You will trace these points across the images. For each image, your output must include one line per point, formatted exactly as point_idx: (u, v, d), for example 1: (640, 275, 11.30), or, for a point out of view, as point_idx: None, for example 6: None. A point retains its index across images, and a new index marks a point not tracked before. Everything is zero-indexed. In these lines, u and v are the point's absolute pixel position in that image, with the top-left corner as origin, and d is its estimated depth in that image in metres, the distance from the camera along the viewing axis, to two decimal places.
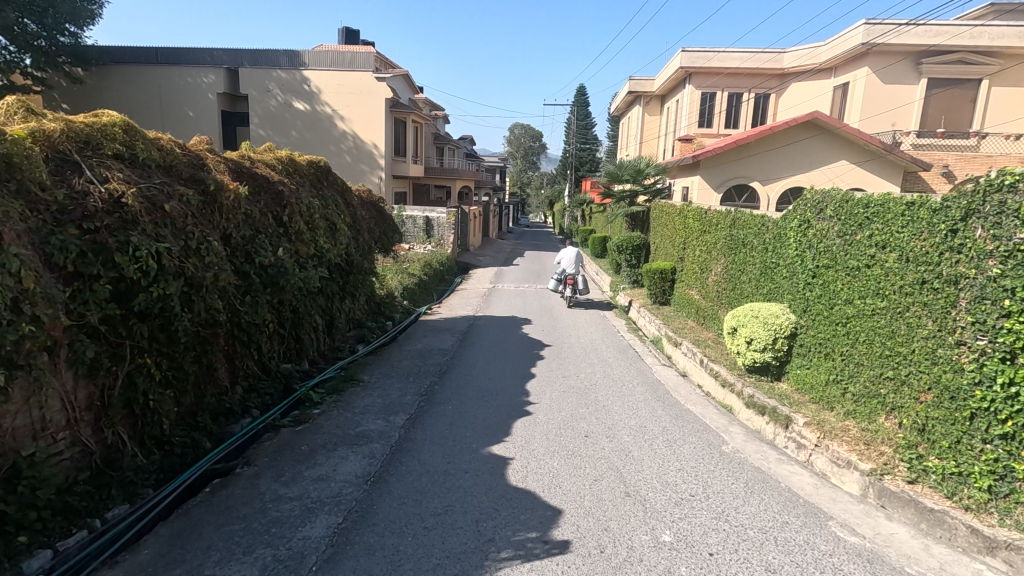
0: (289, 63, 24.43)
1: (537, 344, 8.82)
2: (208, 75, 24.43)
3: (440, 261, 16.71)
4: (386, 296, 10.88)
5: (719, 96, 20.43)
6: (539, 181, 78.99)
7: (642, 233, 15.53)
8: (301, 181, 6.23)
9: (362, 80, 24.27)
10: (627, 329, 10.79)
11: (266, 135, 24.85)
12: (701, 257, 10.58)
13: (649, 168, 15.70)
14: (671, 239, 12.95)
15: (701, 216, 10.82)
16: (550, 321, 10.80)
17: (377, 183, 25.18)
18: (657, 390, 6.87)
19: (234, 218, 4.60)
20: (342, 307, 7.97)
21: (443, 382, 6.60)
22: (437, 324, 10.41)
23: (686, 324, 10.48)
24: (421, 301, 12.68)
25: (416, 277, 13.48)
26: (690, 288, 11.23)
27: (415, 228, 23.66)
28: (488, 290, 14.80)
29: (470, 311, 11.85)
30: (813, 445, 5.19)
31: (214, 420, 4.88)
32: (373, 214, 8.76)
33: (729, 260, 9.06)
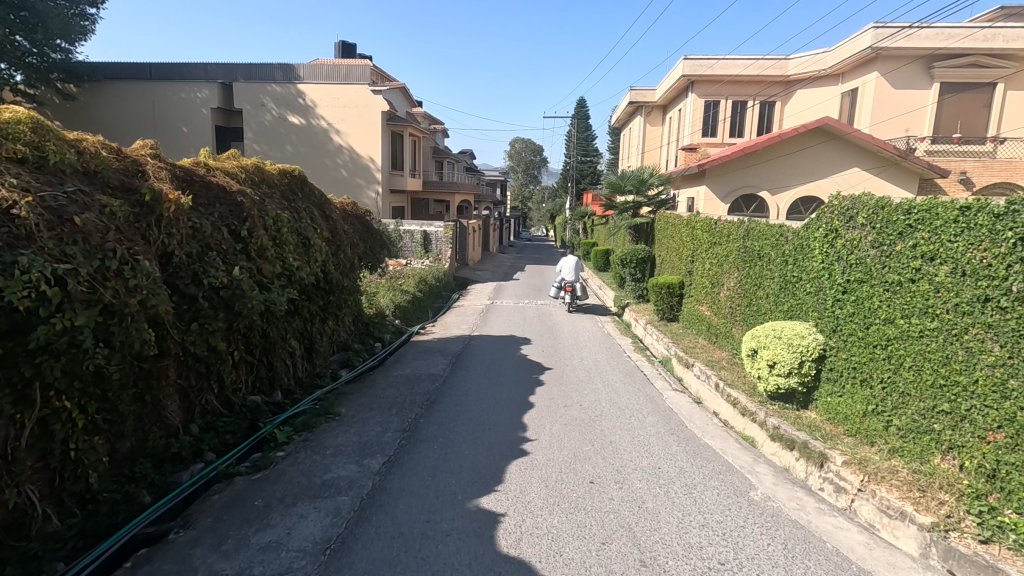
0: (284, 76, 24.03)
1: (536, 368, 8.09)
2: (202, 90, 24.09)
3: (437, 276, 16.08)
4: (375, 317, 10.20)
5: (723, 104, 19.91)
6: (540, 195, 78.61)
7: (647, 245, 14.87)
8: (269, 191, 5.59)
9: (358, 93, 23.85)
10: (634, 349, 10.09)
11: (261, 150, 24.43)
12: (711, 271, 9.91)
13: (653, 178, 15.04)
14: (678, 252, 12.26)
15: (711, 227, 10.15)
16: (550, 341, 10.09)
17: (374, 197, 24.64)
18: (670, 420, 6.13)
19: (179, 233, 3.97)
20: (322, 329, 7.29)
21: (430, 414, 5.87)
22: (430, 346, 9.70)
23: (698, 343, 9.77)
24: (415, 320, 12.00)
25: (410, 294, 12.82)
26: (700, 303, 10.52)
27: (413, 243, 23.06)
28: (486, 307, 14.12)
29: (466, 330, 11.17)
30: (856, 490, 4.46)
31: (157, 469, 4.17)
32: (358, 226, 8.14)
33: (744, 273, 8.38)
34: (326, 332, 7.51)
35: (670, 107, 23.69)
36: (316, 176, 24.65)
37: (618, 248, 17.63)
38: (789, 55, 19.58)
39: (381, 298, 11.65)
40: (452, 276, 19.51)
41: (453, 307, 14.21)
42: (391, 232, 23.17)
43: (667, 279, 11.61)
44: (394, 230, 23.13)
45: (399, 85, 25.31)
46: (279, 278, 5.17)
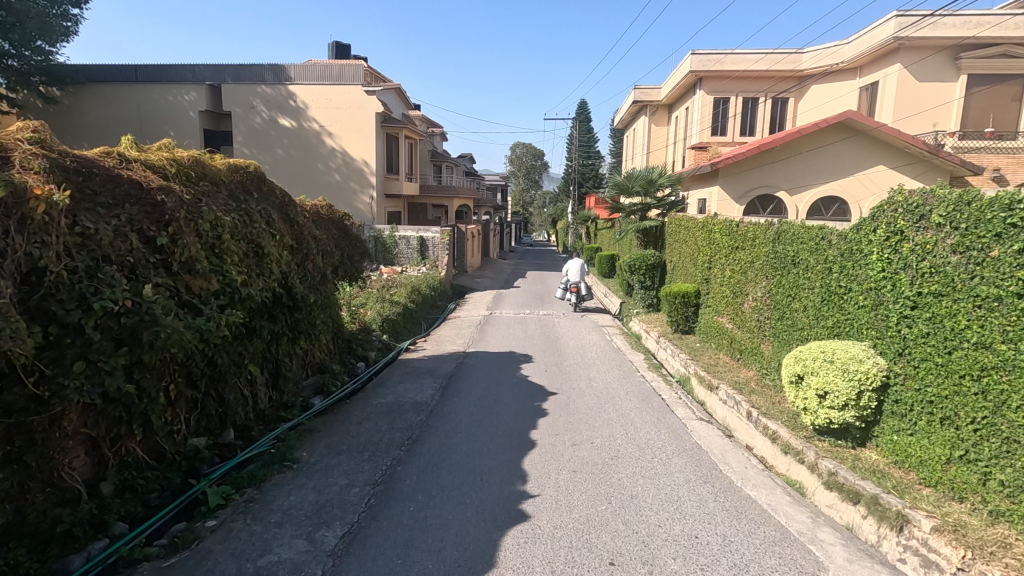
0: (274, 77, 23.14)
1: (539, 393, 7.06)
2: (190, 92, 23.23)
3: (432, 284, 15.09)
4: (358, 333, 9.17)
5: (733, 101, 18.93)
6: (541, 199, 77.66)
7: (656, 250, 13.87)
8: (213, 190, 4.61)
9: (351, 94, 22.95)
10: (648, 365, 9.06)
11: (251, 154, 23.55)
12: (733, 279, 8.90)
13: (662, 178, 14.02)
14: (693, 258, 11.25)
15: (732, 230, 9.13)
16: (554, 358, 9.06)
17: (368, 202, 23.68)
18: (699, 461, 5.09)
19: (58, 242, 2.99)
20: (291, 352, 6.29)
21: (409, 459, 4.84)
22: (419, 365, 8.68)
23: (719, 360, 8.75)
24: (405, 334, 10.99)
25: (401, 305, 11.83)
26: (721, 314, 9.49)
27: (409, 249, 22.10)
28: (484, 318, 13.11)
29: (461, 345, 10.16)
30: (955, 569, 3.43)
31: (35, 555, 3.15)
32: (335, 232, 7.14)
33: (775, 283, 7.36)
34: (296, 355, 6.51)
35: (676, 105, 22.71)
36: (308, 180, 23.71)
37: (624, 253, 16.65)
38: (803, 49, 18.59)
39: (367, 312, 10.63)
40: (449, 284, 18.53)
41: (449, 319, 13.21)
42: (386, 238, 22.20)
43: (681, 288, 10.61)
44: (390, 236, 22.16)
45: (395, 86, 24.36)
46: (219, 296, 4.19)
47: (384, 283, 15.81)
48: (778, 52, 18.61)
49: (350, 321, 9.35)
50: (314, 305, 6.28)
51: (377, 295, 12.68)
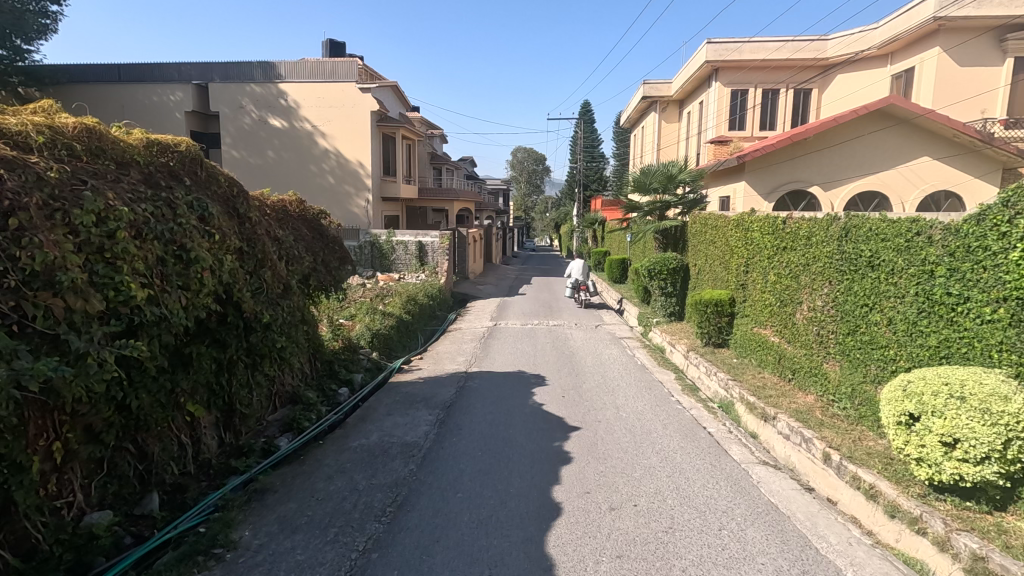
0: (264, 76, 21.97)
1: (557, 428, 5.73)
2: (176, 92, 22.05)
3: (431, 293, 13.80)
4: (340, 352, 7.82)
5: (752, 93, 17.66)
6: (543, 204, 76.43)
7: (678, 253, 12.57)
8: (113, 172, 3.35)
9: (345, 92, 21.74)
10: (681, 386, 7.72)
11: (240, 157, 22.36)
12: (781, 284, 7.60)
13: (683, 173, 12.72)
14: (724, 261, 9.93)
15: (777, 229, 7.82)
16: (571, 379, 7.72)
17: (364, 206, 22.44)
18: (784, 535, 3.75)
19: None
20: (245, 384, 4.98)
21: (390, 541, 3.52)
22: (413, 389, 7.34)
23: (766, 380, 7.43)
24: (397, 351, 9.64)
25: (395, 316, 10.54)
26: (764, 326, 8.18)
27: (407, 255, 20.85)
28: (488, 330, 11.82)
29: (462, 363, 8.86)
30: None
31: None
32: (306, 235, 5.85)
33: (845, 289, 6.04)
34: (255, 386, 5.19)
35: (689, 100, 21.45)
36: (300, 183, 22.49)
37: (640, 257, 15.33)
38: (827, 35, 17.29)
39: (353, 328, 9.30)
40: (450, 292, 17.23)
41: (448, 331, 11.90)
42: (382, 243, 20.96)
43: (712, 295, 9.30)
44: (387, 241, 20.91)
45: (391, 83, 23.12)
46: (108, 320, 2.92)
47: (378, 292, 14.54)
48: (800, 39, 17.32)
49: (332, 339, 8.01)
50: (279, 326, 4.97)
51: (368, 306, 11.39)
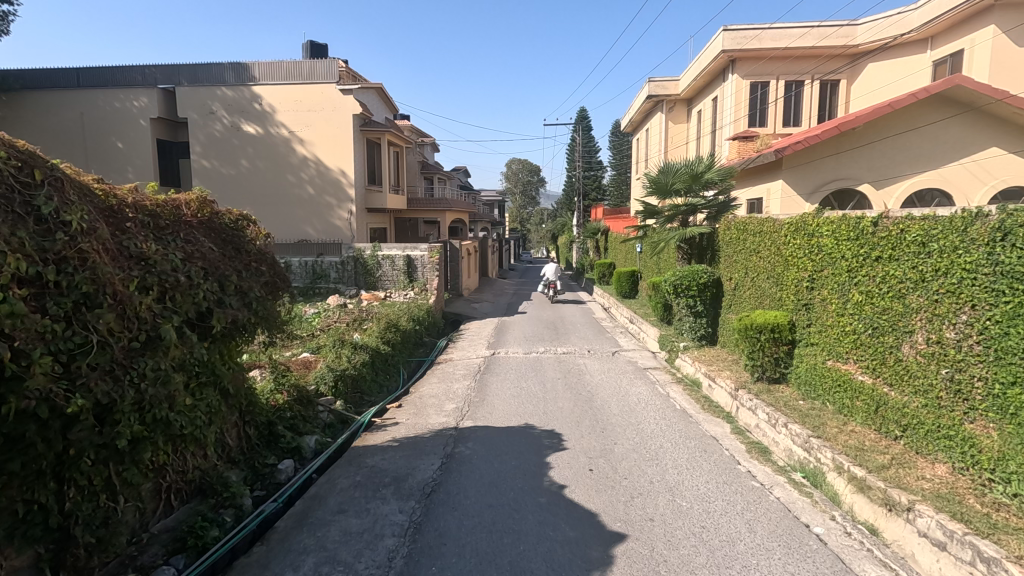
0: (235, 78, 20.11)
1: (591, 538, 3.78)
2: (140, 97, 20.22)
3: (417, 315, 11.86)
4: (283, 410, 5.76)
5: (774, 85, 15.98)
6: (539, 215, 74.93)
7: (709, 264, 10.71)
8: None
9: (325, 95, 19.91)
10: (745, 445, 5.73)
11: (211, 167, 20.49)
12: (875, 305, 5.72)
13: (710, 172, 10.85)
14: (775, 275, 8.05)
15: (866, 234, 5.93)
16: (597, 438, 5.75)
17: (346, 218, 20.53)
18: None
19: None
20: (91, 496, 3.03)
21: None
22: (380, 459, 5.34)
23: (862, 437, 5.50)
24: (367, 396, 7.60)
25: (370, 348, 8.58)
26: (846, 360, 6.27)
27: (394, 271, 18.98)
28: (484, 361, 9.86)
29: (453, 411, 6.88)
30: None
31: None
32: (210, 251, 3.89)
33: (1000, 315, 4.18)
34: (114, 495, 3.19)
35: (700, 97, 19.79)
36: (276, 195, 20.59)
37: (660, 271, 13.48)
38: (856, 20, 15.58)
39: (312, 371, 7.26)
40: (440, 312, 15.29)
41: (436, 364, 9.93)
42: (367, 258, 19.08)
43: (767, 317, 7.40)
44: (371, 256, 19.03)
45: (375, 85, 21.31)
46: None
47: (357, 317, 12.56)
48: (825, 25, 15.60)
49: (272, 393, 5.95)
50: (146, 401, 3.03)
51: (339, 337, 9.41)
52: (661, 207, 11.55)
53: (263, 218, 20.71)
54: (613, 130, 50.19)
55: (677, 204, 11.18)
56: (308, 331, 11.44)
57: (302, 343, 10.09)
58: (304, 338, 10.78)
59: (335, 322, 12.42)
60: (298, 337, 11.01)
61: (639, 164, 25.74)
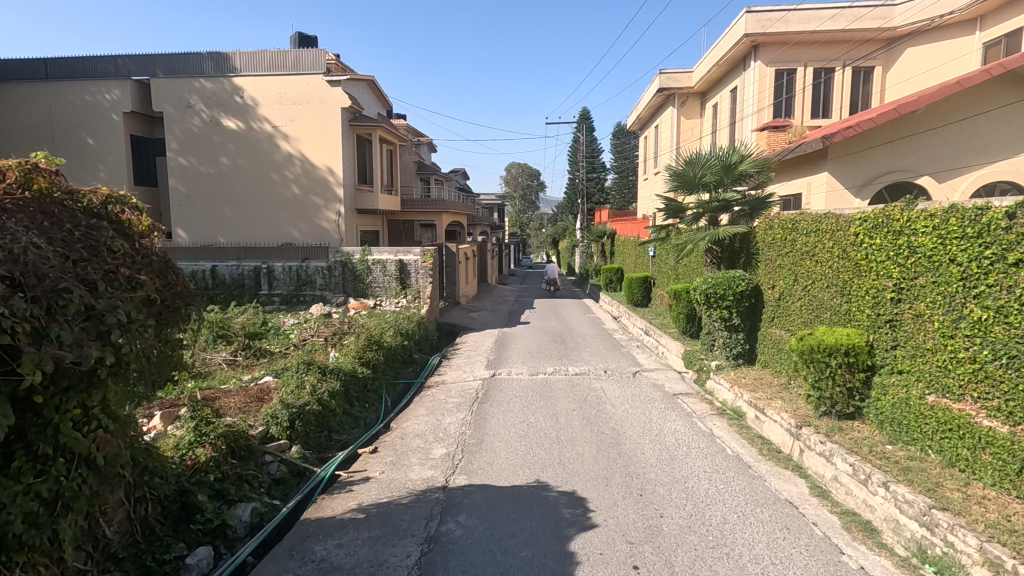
0: (214, 69, 18.60)
1: None
2: (111, 89, 18.73)
3: (406, 329, 10.36)
4: (212, 465, 4.21)
5: (801, 72, 14.54)
6: (539, 219, 73.56)
7: (746, 270, 9.18)
8: None
9: (311, 87, 18.40)
10: (842, 519, 4.16)
11: (188, 164, 19.01)
12: (1013, 325, 4.22)
13: (745, 163, 9.37)
14: (841, 283, 6.57)
15: (991, 230, 4.44)
16: (636, 510, 4.21)
17: (334, 219, 19.03)
18: None
19: None
20: None
21: None
22: (335, 547, 3.80)
23: (1005, 510, 3.99)
24: (335, 436, 6.07)
25: (344, 373, 7.05)
26: (957, 397, 4.77)
27: (385, 277, 17.52)
28: (482, 384, 8.33)
29: (441, 459, 5.36)
30: None
31: None
32: (29, 251, 2.42)
33: None
34: None
35: (716, 89, 18.33)
36: (259, 194, 19.09)
37: (685, 277, 12.02)
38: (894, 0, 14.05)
39: (264, 407, 5.72)
40: (434, 323, 13.79)
41: (425, 389, 8.41)
42: (356, 263, 17.63)
43: (837, 337, 5.93)
44: (361, 261, 17.58)
45: (367, 78, 19.83)
46: None
47: (339, 331, 11.02)
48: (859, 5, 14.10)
49: (189, 449, 4.27)
50: None
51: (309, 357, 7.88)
52: (688, 204, 10.07)
53: (245, 220, 19.20)
54: (616, 131, 48.84)
55: (706, 200, 9.69)
56: (280, 348, 9.91)
57: (270, 363, 8.56)
58: (274, 356, 9.25)
59: (314, 335, 10.90)
60: (267, 354, 9.47)
61: (648, 162, 24.27)
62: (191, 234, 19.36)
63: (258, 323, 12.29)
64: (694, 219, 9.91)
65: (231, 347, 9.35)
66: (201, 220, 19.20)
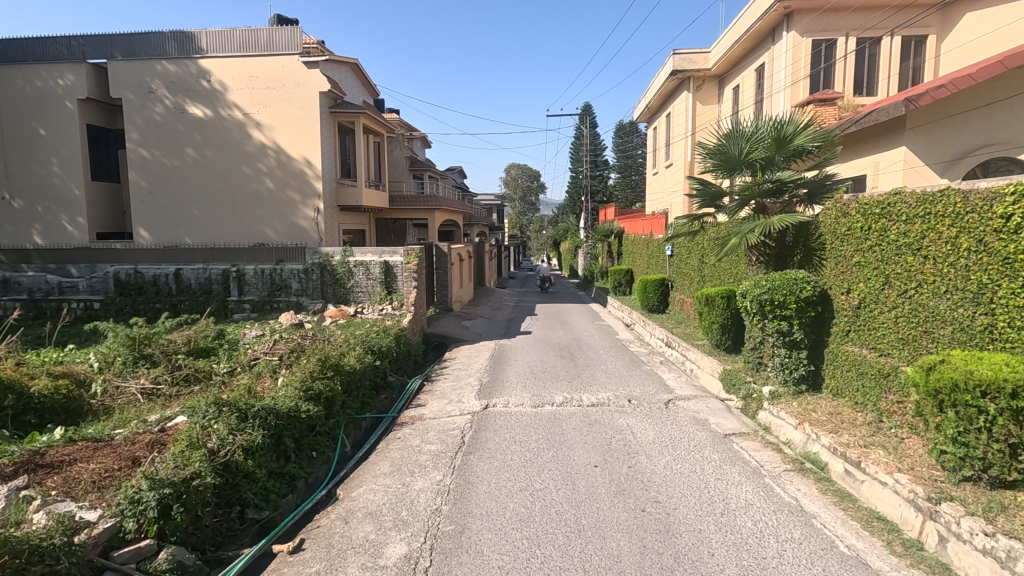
0: (178, 50, 16.66)
1: None
2: (64, 74, 16.81)
3: (381, 345, 8.42)
4: None
5: (842, 43, 12.62)
6: (539, 222, 71.68)
7: (806, 269, 7.26)
8: None
9: (286, 69, 16.48)
10: None
11: (151, 157, 17.08)
12: None
13: (803, 135, 7.41)
14: (980, 288, 4.62)
15: None
16: None
17: (312, 217, 17.10)
18: None
19: None
20: None
21: None
22: None
23: None
24: (249, 515, 4.17)
25: (279, 416, 5.12)
26: None
27: (368, 281, 15.61)
28: (471, 421, 6.36)
29: (397, 568, 3.42)
30: None
31: None
32: None
33: None
34: None
35: (737, 69, 16.49)
36: (229, 190, 17.15)
37: (722, 280, 10.11)
38: None
39: (131, 478, 3.78)
40: (421, 334, 11.86)
41: (396, 429, 6.43)
42: (336, 265, 15.72)
43: (995, 366, 3.95)
44: (341, 263, 15.67)
45: (350, 60, 17.91)
46: None
47: (299, 347, 9.04)
48: None
49: None
50: None
51: (240, 392, 5.94)
52: (730, 187, 8.07)
53: (215, 218, 17.25)
54: (619, 129, 46.93)
55: (752, 182, 7.72)
56: (222, 371, 7.93)
57: (196, 395, 6.58)
58: (208, 384, 7.27)
59: (270, 352, 8.93)
60: (204, 380, 7.53)
61: (658, 154, 22.35)
62: (155, 235, 17.43)
63: (210, 339, 10.34)
64: (736, 208, 7.95)
65: (155, 372, 7.37)
66: (165, 219, 17.27)
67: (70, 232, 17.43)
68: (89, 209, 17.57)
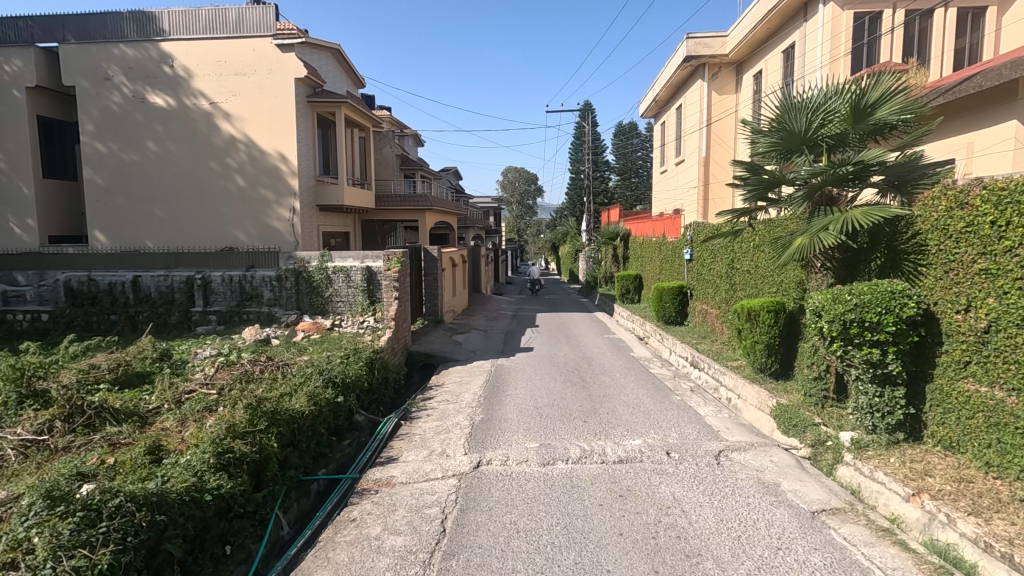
0: (138, 32, 14.95)
1: None
2: (10, 59, 15.07)
3: (346, 376, 6.69)
4: None
5: (889, 15, 10.96)
6: (536, 226, 69.99)
7: (896, 276, 5.56)
8: None
9: (257, 53, 14.79)
10: None
11: (108, 152, 15.34)
12: None
13: (888, 104, 5.63)
14: None
15: None
16: None
17: (287, 218, 15.37)
18: None
19: None
20: None
21: None
22: None
23: None
24: None
25: (162, 506, 3.37)
26: None
27: (349, 288, 13.88)
28: (456, 491, 4.61)
29: None
30: None
31: None
32: None
33: None
34: None
35: (760, 53, 14.85)
36: (194, 188, 15.40)
37: (768, 291, 8.47)
38: None
39: None
40: (404, 353, 10.15)
41: (352, 500, 4.67)
42: (312, 272, 13.93)
43: None
44: (318, 270, 13.92)
45: (331, 46, 16.23)
46: None
47: (247, 374, 7.26)
48: None
49: None
50: None
51: (127, 465, 4.19)
52: (793, 173, 6.28)
53: (179, 220, 15.51)
54: (619, 130, 45.33)
55: (824, 166, 5.91)
56: (140, 412, 6.18)
57: (80, 454, 4.81)
58: (111, 431, 5.51)
59: (210, 379, 7.16)
60: (111, 424, 5.79)
61: (667, 150, 20.70)
62: (113, 238, 15.66)
63: (148, 363, 8.58)
64: (800, 200, 6.18)
65: (42, 416, 5.60)
66: (124, 221, 15.52)
67: (18, 235, 15.62)
68: (41, 209, 15.79)
